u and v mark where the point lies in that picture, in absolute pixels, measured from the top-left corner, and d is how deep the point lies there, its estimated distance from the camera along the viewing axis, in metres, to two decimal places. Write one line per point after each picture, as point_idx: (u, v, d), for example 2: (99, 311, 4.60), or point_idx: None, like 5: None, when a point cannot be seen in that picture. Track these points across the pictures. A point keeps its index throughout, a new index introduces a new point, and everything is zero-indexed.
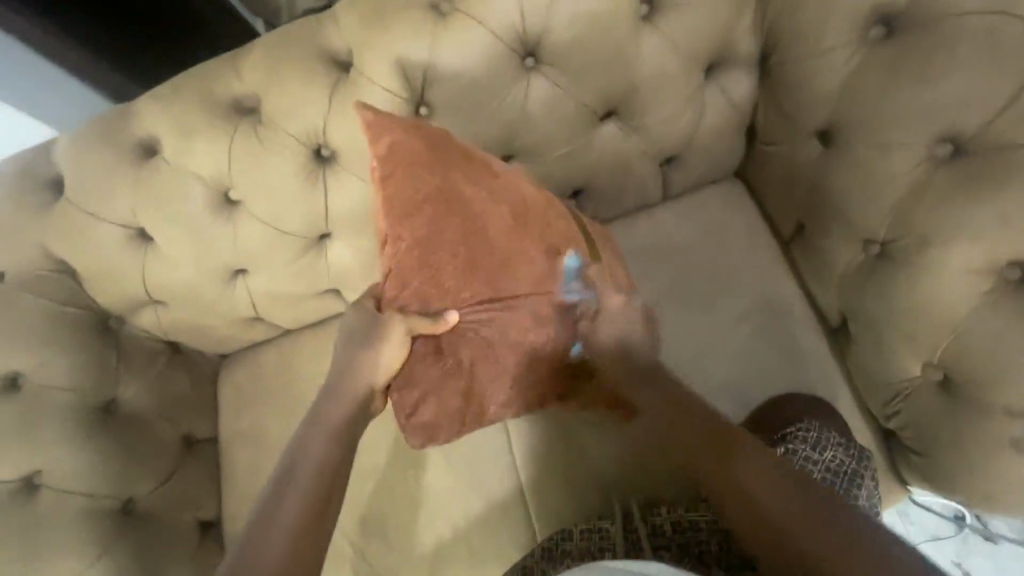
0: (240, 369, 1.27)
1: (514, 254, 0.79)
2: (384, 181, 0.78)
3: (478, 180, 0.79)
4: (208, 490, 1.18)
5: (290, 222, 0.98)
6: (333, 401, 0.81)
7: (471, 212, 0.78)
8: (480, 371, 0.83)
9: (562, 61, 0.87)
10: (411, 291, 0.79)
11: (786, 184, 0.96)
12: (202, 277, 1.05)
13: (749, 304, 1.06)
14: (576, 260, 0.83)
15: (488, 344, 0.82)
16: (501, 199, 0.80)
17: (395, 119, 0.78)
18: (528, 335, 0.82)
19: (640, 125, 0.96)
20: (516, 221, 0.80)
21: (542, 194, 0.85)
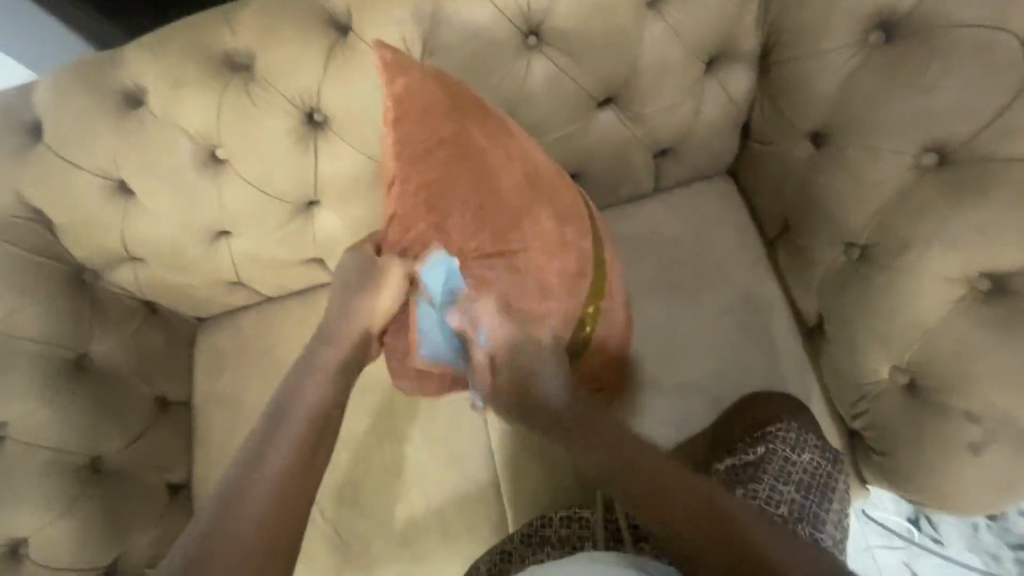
0: (219, 333, 1.26)
1: (523, 216, 0.79)
2: (396, 122, 0.76)
3: (494, 136, 0.79)
4: (179, 452, 1.17)
5: (278, 186, 0.96)
6: (327, 358, 0.85)
7: (485, 164, 0.78)
8: (469, 326, 0.82)
9: (566, 41, 0.86)
10: (412, 239, 0.81)
11: (776, 184, 0.97)
12: (184, 237, 1.02)
13: (731, 300, 1.08)
14: (581, 230, 0.85)
15: (483, 299, 0.80)
16: (516, 160, 0.80)
17: (415, 62, 0.76)
18: (528, 300, 0.82)
19: (638, 114, 0.96)
20: (526, 183, 0.80)
21: (555, 167, 0.86)
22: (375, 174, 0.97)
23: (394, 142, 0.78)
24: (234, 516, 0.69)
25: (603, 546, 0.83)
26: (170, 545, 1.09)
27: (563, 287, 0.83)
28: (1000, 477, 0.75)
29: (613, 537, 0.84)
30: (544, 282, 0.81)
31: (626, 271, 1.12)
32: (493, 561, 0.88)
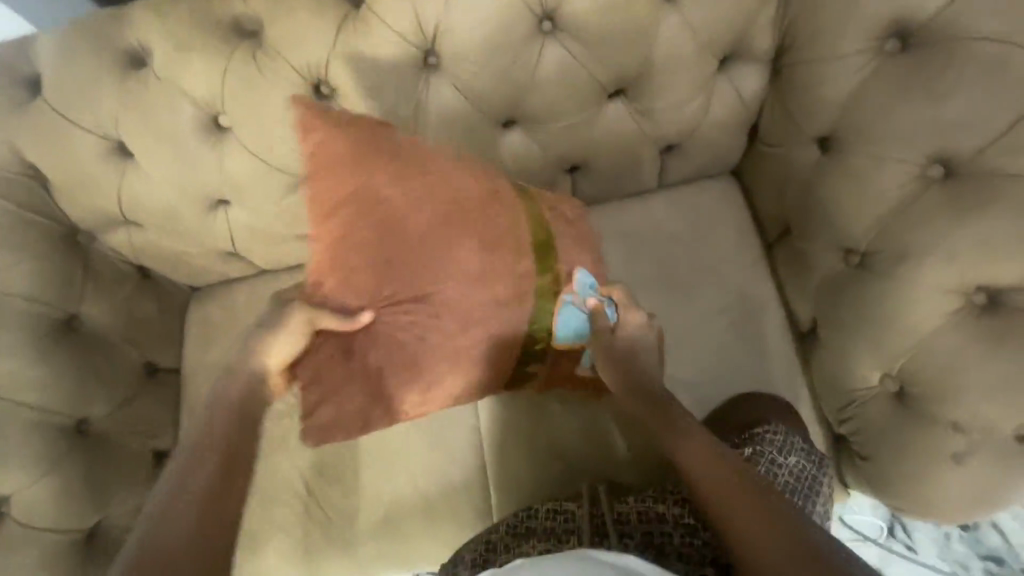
0: (212, 303, 1.25)
1: (438, 255, 0.81)
2: (309, 178, 0.80)
3: (404, 178, 0.80)
4: (166, 419, 1.17)
5: (280, 158, 0.95)
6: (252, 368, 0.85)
7: (393, 212, 0.80)
8: (391, 370, 0.84)
9: (581, 29, 0.85)
10: (325, 292, 0.82)
11: (779, 187, 0.98)
12: (181, 204, 1.01)
13: (726, 300, 1.08)
14: (514, 254, 0.83)
15: (403, 343, 0.83)
16: (428, 199, 0.80)
17: (326, 114, 0.79)
18: (451, 331, 0.83)
19: (648, 107, 0.95)
20: (442, 220, 0.81)
21: (487, 185, 0.84)
22: None
23: (310, 198, 0.81)
24: (178, 497, 0.68)
25: (588, 540, 0.80)
26: None
27: (486, 315, 0.83)
28: (979, 488, 0.76)
29: (599, 531, 0.82)
30: (464, 315, 0.83)
31: (624, 266, 1.12)
32: (476, 552, 0.84)
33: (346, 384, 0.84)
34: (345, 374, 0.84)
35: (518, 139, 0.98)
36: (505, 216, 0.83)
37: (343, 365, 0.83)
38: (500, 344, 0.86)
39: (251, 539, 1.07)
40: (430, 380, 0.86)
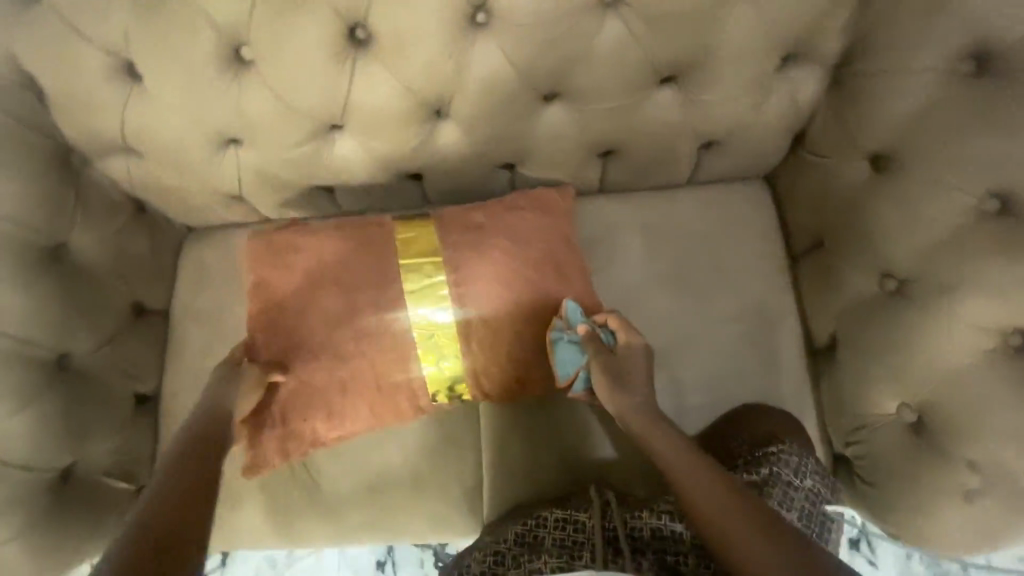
0: (208, 246, 1.19)
1: (307, 311, 0.93)
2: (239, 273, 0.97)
3: (281, 257, 0.95)
4: (149, 361, 1.12)
5: (303, 102, 0.88)
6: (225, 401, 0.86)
7: (275, 291, 0.95)
8: (293, 412, 0.94)
9: (647, 5, 0.80)
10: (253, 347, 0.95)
11: (818, 200, 0.94)
12: (189, 137, 0.94)
13: (742, 307, 1.06)
14: (375, 290, 0.93)
15: (295, 388, 0.93)
16: (299, 269, 0.94)
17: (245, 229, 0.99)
18: (337, 368, 0.93)
19: (699, 98, 0.91)
20: (310, 280, 0.94)
21: (354, 240, 0.95)
22: (410, 109, 0.90)
23: (247, 286, 0.98)
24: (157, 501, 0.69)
25: (602, 558, 0.79)
26: (131, 456, 1.05)
27: (369, 350, 0.92)
28: (980, 527, 0.76)
29: (612, 545, 0.81)
30: (340, 352, 0.92)
31: (642, 260, 1.10)
32: (484, 561, 0.82)
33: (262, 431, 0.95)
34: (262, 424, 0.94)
35: (557, 114, 0.93)
36: (372, 259, 0.94)
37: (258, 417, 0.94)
38: (373, 382, 0.94)
39: (230, 494, 1.04)
40: (329, 414, 0.94)
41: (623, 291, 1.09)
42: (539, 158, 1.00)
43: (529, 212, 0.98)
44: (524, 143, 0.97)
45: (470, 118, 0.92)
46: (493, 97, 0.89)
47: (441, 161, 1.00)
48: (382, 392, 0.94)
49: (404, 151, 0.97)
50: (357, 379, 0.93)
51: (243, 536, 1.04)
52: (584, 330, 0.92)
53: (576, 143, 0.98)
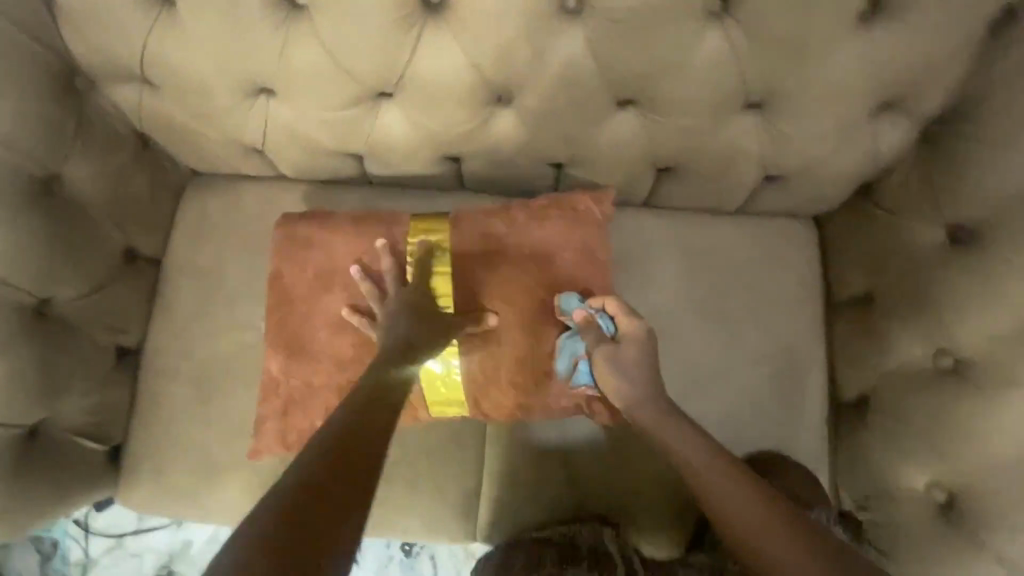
0: (215, 196, 1.08)
1: (313, 310, 0.86)
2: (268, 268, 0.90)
3: (289, 246, 0.88)
4: (137, 312, 1.03)
5: (355, 63, 0.78)
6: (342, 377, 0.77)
7: (280, 283, 0.88)
8: (295, 408, 0.86)
9: (758, 23, 0.72)
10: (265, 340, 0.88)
11: (877, 257, 0.91)
12: (217, 80, 0.83)
13: (772, 349, 1.03)
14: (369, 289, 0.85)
15: (298, 385, 0.85)
16: (308, 266, 0.87)
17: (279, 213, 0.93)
18: (330, 366, 0.85)
19: (779, 131, 0.85)
20: (311, 276, 0.87)
21: (365, 241, 0.87)
22: (473, 90, 0.81)
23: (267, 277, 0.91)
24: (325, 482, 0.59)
25: None
26: (108, 414, 0.99)
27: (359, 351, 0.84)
28: None
29: None
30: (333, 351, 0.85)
31: (678, 283, 1.05)
32: None
33: (264, 419, 0.86)
34: (264, 414, 0.86)
35: (628, 120, 0.86)
36: (366, 254, 0.86)
37: (262, 405, 0.86)
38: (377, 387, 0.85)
39: (215, 468, 1.02)
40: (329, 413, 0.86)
41: (654, 313, 1.04)
42: (596, 161, 0.93)
43: (554, 222, 0.90)
44: (584, 145, 0.90)
45: (535, 109, 0.83)
46: (566, 93, 0.81)
47: (490, 148, 0.92)
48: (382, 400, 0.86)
49: (453, 132, 0.88)
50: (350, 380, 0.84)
51: (224, 506, 1.02)
52: (579, 317, 0.85)
53: (639, 154, 0.91)
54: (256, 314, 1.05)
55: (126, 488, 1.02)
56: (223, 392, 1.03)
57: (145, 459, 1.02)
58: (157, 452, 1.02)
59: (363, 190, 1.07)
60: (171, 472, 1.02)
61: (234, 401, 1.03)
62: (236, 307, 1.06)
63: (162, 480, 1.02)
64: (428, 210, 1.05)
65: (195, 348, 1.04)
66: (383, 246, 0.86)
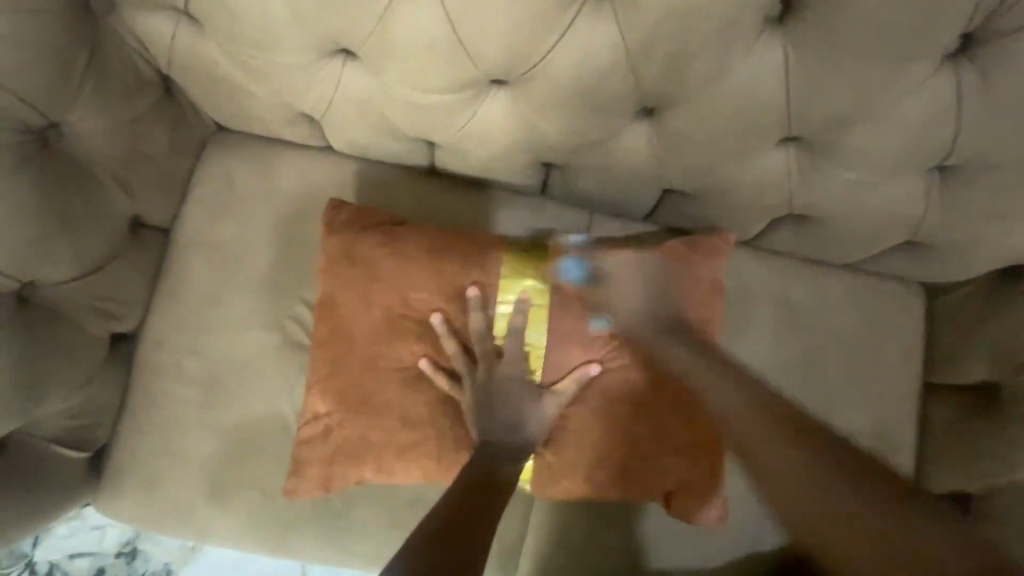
0: (247, 161, 0.89)
1: (380, 356, 0.76)
2: (329, 294, 0.78)
3: (360, 279, 0.77)
4: (140, 293, 0.86)
5: (480, 41, 0.60)
6: (432, 432, 0.76)
7: (344, 316, 0.77)
8: (342, 457, 0.76)
9: (997, 76, 0.58)
10: (315, 372, 0.77)
11: (1014, 354, 0.82)
12: (284, 32, 0.64)
13: (864, 427, 0.91)
14: (457, 347, 0.76)
15: (351, 434, 0.76)
16: (377, 304, 0.77)
17: (349, 222, 0.79)
18: (396, 423, 0.75)
19: (955, 200, 0.71)
20: (386, 321, 0.76)
21: (448, 286, 0.77)
22: (613, 97, 0.65)
23: (319, 296, 0.78)
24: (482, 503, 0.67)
25: None
26: (92, 416, 0.82)
27: (432, 410, 0.76)
28: None
29: None
30: (401, 405, 0.76)
31: (770, 341, 0.92)
32: None
33: (306, 463, 0.76)
34: (306, 457, 0.76)
35: (783, 159, 0.71)
36: (454, 305, 0.77)
37: (303, 448, 0.77)
38: (439, 447, 0.76)
39: (214, 489, 0.86)
40: (379, 468, 0.76)
41: (743, 371, 0.91)
42: (725, 198, 0.77)
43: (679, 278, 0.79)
44: (718, 179, 0.74)
45: (682, 131, 0.68)
46: (730, 119, 0.65)
47: (604, 164, 0.76)
48: (442, 463, 0.76)
49: (570, 141, 0.72)
50: (417, 436, 0.76)
51: (220, 531, 0.87)
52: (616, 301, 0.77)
53: (779, 199, 0.76)
54: (282, 312, 0.88)
55: (105, 500, 0.86)
56: (233, 400, 0.87)
57: (130, 470, 0.85)
58: (146, 462, 0.85)
59: (428, 180, 0.89)
60: (161, 488, 0.86)
61: (245, 413, 0.87)
62: (258, 301, 0.88)
63: (147, 495, 0.86)
64: (508, 221, 0.88)
65: (204, 344, 0.87)
66: (480, 302, 0.77)
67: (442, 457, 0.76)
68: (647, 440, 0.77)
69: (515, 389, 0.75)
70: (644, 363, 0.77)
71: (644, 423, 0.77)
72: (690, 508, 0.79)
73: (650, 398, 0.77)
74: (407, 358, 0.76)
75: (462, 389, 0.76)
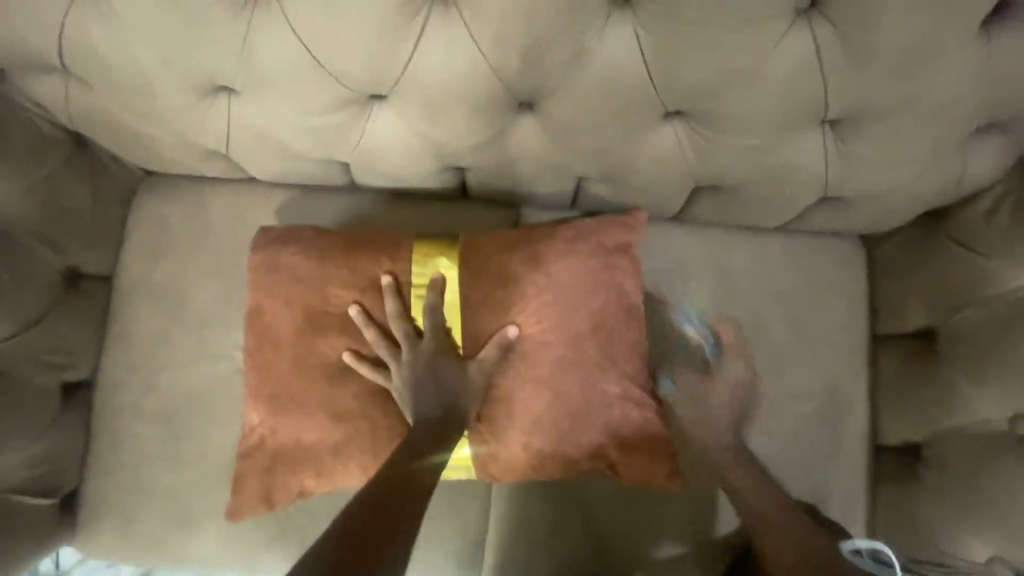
0: (175, 200, 0.92)
1: (305, 357, 0.78)
2: (256, 308, 0.80)
3: (280, 286, 0.79)
4: (88, 341, 0.90)
5: (343, 61, 0.63)
6: (364, 435, 0.78)
7: (268, 324, 0.79)
8: (281, 460, 0.79)
9: (846, 25, 0.59)
10: (249, 387, 0.79)
11: (947, 297, 0.82)
12: (162, 77, 0.67)
13: (814, 387, 0.90)
14: (376, 334, 0.78)
15: (286, 448, 0.79)
16: (297, 305, 0.79)
17: (270, 238, 0.81)
18: (327, 423, 0.78)
19: (852, 151, 0.71)
20: (307, 320, 0.79)
21: (367, 276, 0.80)
22: (485, 96, 0.66)
23: (246, 314, 0.81)
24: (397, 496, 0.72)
25: None
26: (55, 462, 0.86)
27: (361, 407, 0.78)
28: None
29: None
30: (333, 407, 0.78)
31: (709, 313, 0.91)
32: None
33: (248, 476, 0.79)
34: (253, 475, 0.79)
35: (674, 135, 0.71)
36: (370, 295, 0.79)
37: (244, 461, 0.80)
38: (375, 439, 0.78)
39: (184, 517, 0.89)
40: (319, 471, 0.79)
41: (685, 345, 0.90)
42: (631, 180, 0.78)
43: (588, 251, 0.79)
44: (617, 161, 0.75)
45: (563, 120, 0.69)
46: (605, 103, 0.66)
47: (504, 162, 0.77)
48: (378, 456, 0.79)
49: (463, 144, 0.73)
50: (350, 440, 0.78)
51: (195, 556, 0.89)
52: (539, 278, 0.79)
53: (683, 172, 0.75)
54: (226, 340, 0.91)
55: (83, 540, 0.90)
56: (192, 429, 0.90)
57: (103, 509, 0.89)
58: (115, 498, 0.89)
59: (351, 196, 0.91)
60: (132, 521, 0.89)
61: (203, 438, 0.90)
62: (200, 332, 0.91)
63: (120, 529, 0.89)
64: (428, 222, 0.89)
65: (156, 380, 0.90)
66: (395, 285, 0.79)
67: (379, 452, 0.78)
68: (586, 415, 0.79)
69: (440, 366, 0.78)
70: (572, 333, 0.78)
71: (589, 418, 0.79)
72: (640, 474, 0.81)
73: (592, 395, 0.79)
74: (336, 377, 0.78)
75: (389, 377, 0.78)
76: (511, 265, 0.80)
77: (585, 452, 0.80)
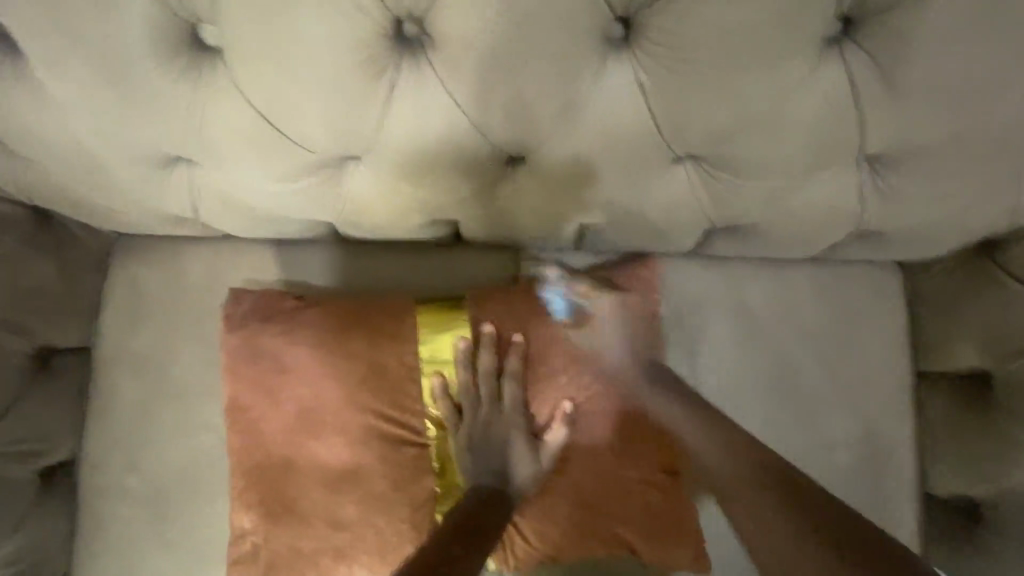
0: (144, 264, 0.86)
1: (300, 457, 0.72)
2: (234, 408, 0.73)
3: (263, 382, 0.73)
4: (65, 423, 0.84)
5: (306, 124, 0.56)
6: (370, 538, 0.72)
7: (254, 423, 0.73)
8: (269, 550, 0.72)
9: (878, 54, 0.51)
10: (239, 488, 0.73)
11: (1004, 341, 0.72)
12: (109, 150, 0.60)
13: (855, 433, 0.81)
14: (378, 430, 0.72)
15: (275, 539, 0.72)
16: (287, 402, 0.72)
17: (234, 327, 0.74)
18: (330, 529, 0.72)
19: (891, 187, 0.62)
20: (299, 420, 0.72)
21: (364, 366, 0.73)
22: (468, 151, 0.59)
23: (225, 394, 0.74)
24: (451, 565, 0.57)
25: None
26: (39, 556, 0.81)
27: (367, 508, 0.72)
28: None
29: None
30: (335, 511, 0.72)
31: (733, 357, 0.81)
32: None
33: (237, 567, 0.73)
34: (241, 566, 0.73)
35: (685, 178, 0.63)
36: (370, 390, 0.72)
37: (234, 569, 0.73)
38: (380, 542, 0.72)
39: None
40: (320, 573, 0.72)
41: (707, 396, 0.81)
42: (638, 226, 0.70)
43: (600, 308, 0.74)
44: (622, 209, 0.66)
45: (557, 170, 0.61)
46: (604, 150, 0.58)
47: (497, 218, 0.69)
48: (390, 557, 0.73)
49: (451, 201, 0.65)
50: (357, 543, 0.72)
51: None
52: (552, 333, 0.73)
53: (696, 216, 0.67)
54: (209, 410, 0.85)
55: None
56: (180, 508, 0.84)
57: None
58: None
59: (334, 250, 0.83)
60: None
61: (192, 516, 0.84)
62: (181, 404, 0.85)
63: None
64: (434, 279, 0.82)
65: (138, 459, 0.84)
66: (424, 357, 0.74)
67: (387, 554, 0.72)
68: (606, 487, 0.73)
69: (494, 429, 0.73)
70: (592, 394, 0.73)
71: (615, 505, 0.72)
72: (666, 553, 0.73)
73: (618, 480, 0.73)
74: (324, 459, 0.72)
75: (446, 448, 0.74)
76: (535, 344, 0.73)
77: (602, 533, 0.73)
